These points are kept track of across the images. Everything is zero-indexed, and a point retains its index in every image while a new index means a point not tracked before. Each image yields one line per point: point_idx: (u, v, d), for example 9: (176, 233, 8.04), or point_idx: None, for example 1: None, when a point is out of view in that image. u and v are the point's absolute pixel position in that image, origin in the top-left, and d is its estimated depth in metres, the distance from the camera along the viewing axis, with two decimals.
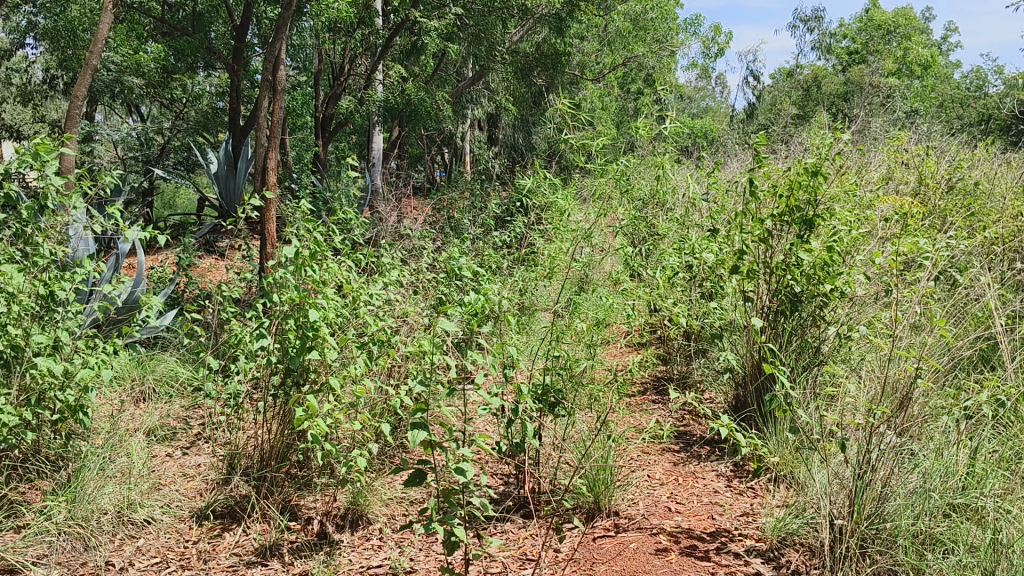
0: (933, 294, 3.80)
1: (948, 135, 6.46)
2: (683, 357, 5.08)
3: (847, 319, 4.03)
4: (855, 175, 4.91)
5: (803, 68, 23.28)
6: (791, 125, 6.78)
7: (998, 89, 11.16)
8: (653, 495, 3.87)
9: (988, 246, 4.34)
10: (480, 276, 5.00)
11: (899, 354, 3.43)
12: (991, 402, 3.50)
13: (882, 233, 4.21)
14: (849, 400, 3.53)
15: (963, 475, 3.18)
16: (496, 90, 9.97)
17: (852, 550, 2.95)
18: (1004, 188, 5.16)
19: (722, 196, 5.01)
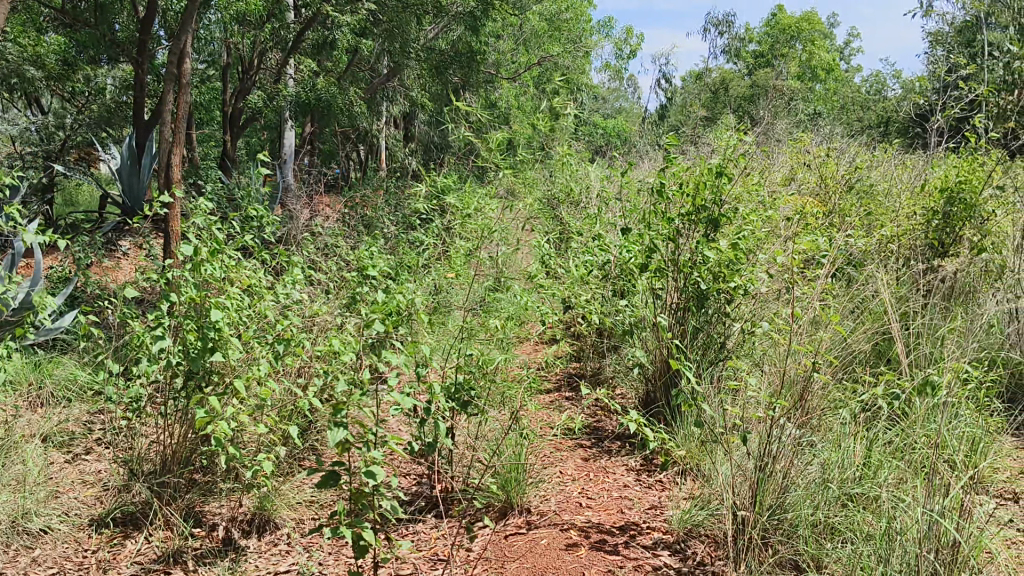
0: (831, 290, 3.91)
1: (849, 137, 6.67)
2: (596, 353, 5.13)
3: (751, 315, 4.12)
4: (760, 176, 5.04)
5: (713, 71, 23.81)
6: (700, 125, 6.91)
7: (896, 93, 11.61)
8: (564, 491, 3.89)
9: (884, 244, 4.49)
10: (391, 275, 4.95)
11: (799, 350, 3.53)
12: (885, 394, 3.62)
13: (785, 232, 4.32)
14: (752, 394, 3.62)
15: (860, 466, 3.28)
16: (411, 87, 9.89)
17: (755, 542, 3.02)
18: (899, 189, 5.37)
19: (633, 195, 5.07)
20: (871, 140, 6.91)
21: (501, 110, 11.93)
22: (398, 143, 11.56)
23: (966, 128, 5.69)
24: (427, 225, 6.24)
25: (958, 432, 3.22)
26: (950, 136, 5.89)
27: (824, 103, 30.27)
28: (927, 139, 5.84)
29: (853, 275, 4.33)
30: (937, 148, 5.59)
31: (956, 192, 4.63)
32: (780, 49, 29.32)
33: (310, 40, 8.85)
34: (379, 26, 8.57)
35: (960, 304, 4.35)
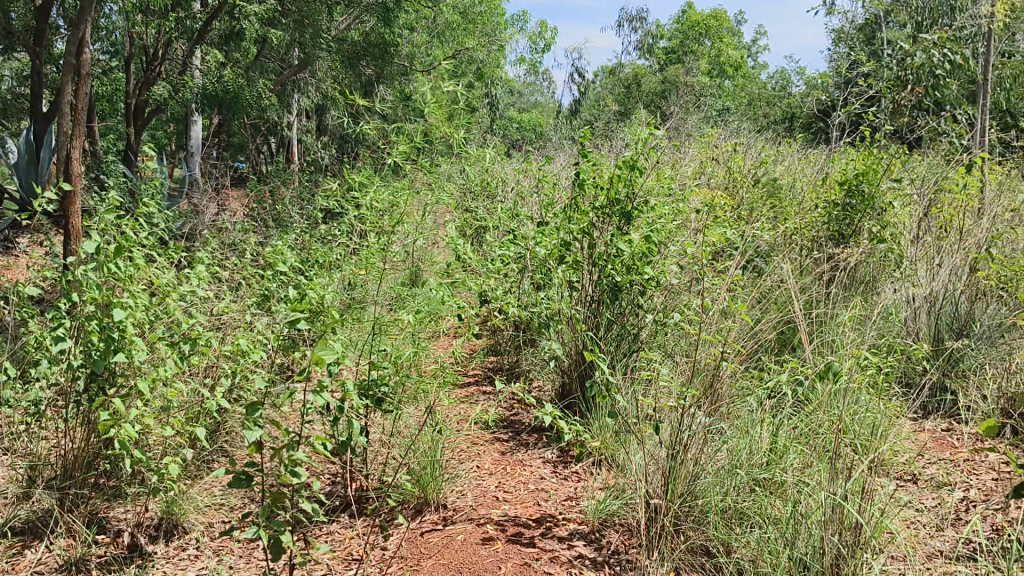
0: (739, 282, 4.00)
1: (755, 132, 6.83)
2: (512, 346, 5.12)
3: (662, 307, 4.17)
4: (671, 170, 5.11)
5: (625, 67, 24.12)
6: (612, 119, 6.98)
7: (799, 90, 11.97)
8: (481, 485, 3.88)
9: (789, 235, 4.61)
10: (304, 270, 4.84)
11: (709, 340, 3.59)
12: (791, 381, 3.72)
13: (695, 224, 4.40)
14: (664, 384, 3.66)
15: (766, 451, 3.37)
16: (323, 79, 9.71)
17: (668, 529, 3.07)
18: (804, 181, 5.52)
19: (547, 188, 5.07)
20: (777, 134, 7.09)
21: (414, 103, 11.83)
22: (311, 137, 11.35)
23: (865, 122, 5.88)
24: (341, 220, 6.13)
25: (858, 417, 3.33)
26: (851, 130, 6.08)
27: (732, 99, 31.04)
28: (829, 133, 6.02)
29: (759, 267, 4.43)
30: (838, 142, 5.76)
31: (855, 185, 4.77)
32: (690, 46, 29.92)
33: (218, 30, 8.60)
34: (289, 16, 8.37)
35: (860, 293, 4.50)
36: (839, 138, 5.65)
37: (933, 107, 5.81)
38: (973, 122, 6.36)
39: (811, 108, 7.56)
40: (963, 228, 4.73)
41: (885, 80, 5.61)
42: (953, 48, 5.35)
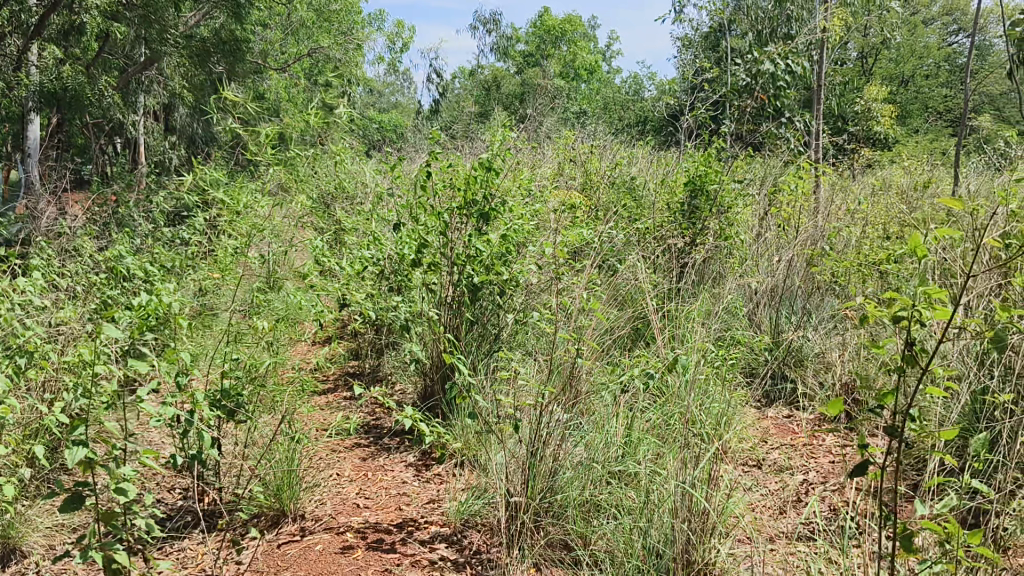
0: (595, 281, 4.08)
1: (609, 134, 7.00)
2: (372, 350, 5.05)
3: (522, 307, 4.21)
4: (529, 170, 5.16)
5: (484, 69, 24.29)
6: (471, 121, 7.00)
7: (651, 93, 12.36)
8: (341, 492, 3.81)
9: (641, 234, 4.74)
10: (151, 276, 4.62)
11: (566, 338, 3.64)
12: (644, 376, 3.82)
13: (552, 224, 4.46)
14: (523, 383, 3.70)
15: (622, 445, 3.45)
16: (171, 76, 9.29)
17: (528, 526, 3.10)
18: (655, 182, 5.69)
19: (405, 190, 5.03)
20: (630, 136, 7.29)
21: (269, 103, 11.49)
22: (159, 136, 10.86)
23: (711, 125, 6.13)
24: (192, 223, 5.89)
25: (706, 409, 3.45)
26: (699, 133, 6.31)
27: (590, 102, 31.81)
28: (679, 135, 6.24)
29: (615, 265, 4.53)
30: (687, 145, 5.96)
31: (700, 186, 4.95)
32: (547, 49, 30.42)
33: (54, 24, 8.12)
34: (134, 10, 7.99)
35: (708, 288, 4.68)
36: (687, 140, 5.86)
37: (773, 111, 6.10)
38: (809, 126, 6.74)
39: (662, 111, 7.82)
40: (800, 226, 5.00)
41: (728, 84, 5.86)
42: (789, 56, 5.63)
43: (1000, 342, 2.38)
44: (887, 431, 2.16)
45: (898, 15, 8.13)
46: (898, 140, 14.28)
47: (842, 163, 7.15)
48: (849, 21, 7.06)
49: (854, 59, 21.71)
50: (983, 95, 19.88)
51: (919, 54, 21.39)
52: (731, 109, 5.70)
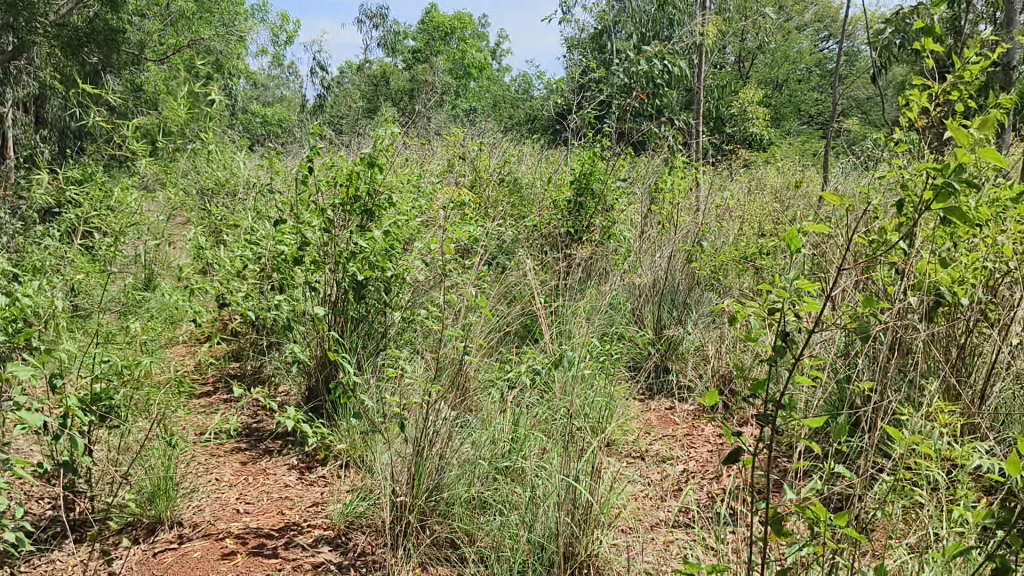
0: (483, 278, 4.05)
1: (497, 131, 7.01)
2: (254, 350, 4.90)
3: (407, 305, 4.15)
4: (415, 167, 5.11)
5: (373, 65, 24.00)
6: (357, 117, 6.89)
7: (539, 93, 12.47)
8: (220, 497, 3.69)
9: (528, 231, 4.75)
10: (15, 275, 4.36)
11: (453, 335, 3.60)
12: (530, 372, 3.83)
13: (437, 221, 4.41)
14: (408, 382, 3.65)
15: (507, 441, 3.45)
16: (38, 65, 8.82)
17: (413, 525, 3.04)
18: (542, 180, 5.73)
19: (287, 187, 4.90)
20: (517, 134, 7.31)
21: (146, 95, 11.04)
22: (27, 128, 10.30)
23: (596, 124, 6.21)
24: (61, 219, 5.60)
25: (591, 404, 3.48)
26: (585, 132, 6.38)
27: (481, 101, 31.90)
28: (565, 134, 6.30)
29: (501, 262, 4.53)
30: (573, 143, 6.02)
31: (585, 184, 5.00)
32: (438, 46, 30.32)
33: None
34: None
35: (593, 284, 4.73)
36: (572, 138, 5.92)
37: (655, 111, 6.23)
38: (690, 127, 6.91)
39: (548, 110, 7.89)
40: (680, 224, 5.12)
41: (611, 84, 5.95)
42: (669, 58, 5.75)
43: (856, 332, 2.48)
44: (758, 420, 2.22)
45: (772, 21, 8.45)
46: (772, 142, 14.89)
47: (721, 163, 7.36)
48: (726, 26, 7.28)
49: (733, 63, 22.44)
50: (851, 99, 20.89)
51: (793, 59, 22.33)
52: (615, 109, 5.78)
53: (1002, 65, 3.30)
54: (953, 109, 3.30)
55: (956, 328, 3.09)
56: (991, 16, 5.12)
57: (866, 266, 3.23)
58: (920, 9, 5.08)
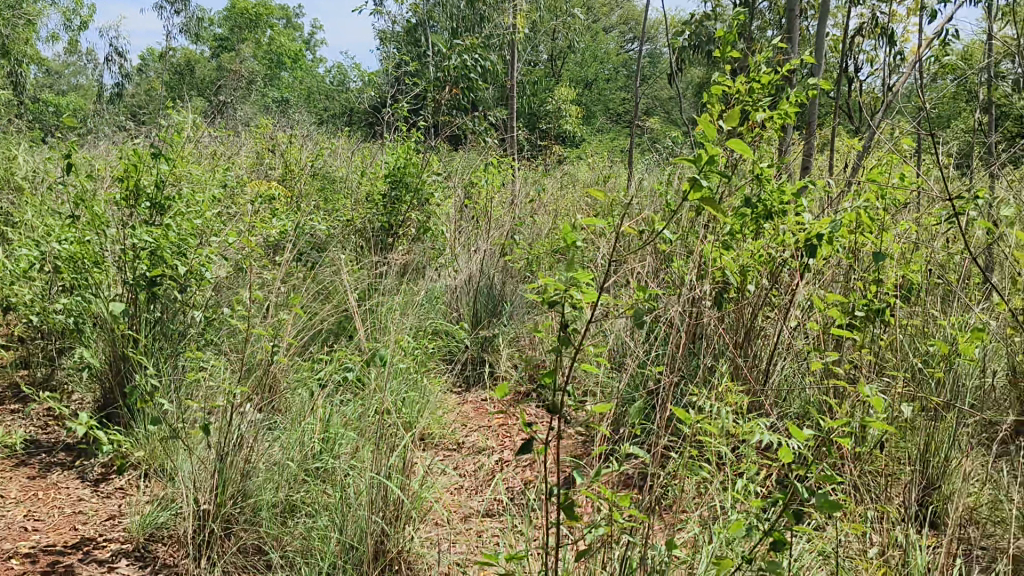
0: (292, 273, 3.88)
1: (311, 123, 6.84)
2: (44, 357, 4.53)
3: (210, 303, 3.93)
4: (219, 160, 4.87)
5: (182, 54, 22.85)
6: (159, 107, 6.51)
7: (354, 85, 12.29)
8: (3, 516, 3.35)
9: (341, 225, 4.64)
10: None
11: (259, 334, 3.41)
12: (341, 370, 3.71)
13: (240, 215, 4.20)
14: (211, 384, 3.45)
15: (319, 440, 3.25)
16: None
17: (217, 534, 2.81)
18: (355, 173, 5.62)
19: (73, 180, 4.54)
20: (330, 127, 7.14)
21: None
22: None
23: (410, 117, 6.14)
24: None
25: (405, 400, 3.39)
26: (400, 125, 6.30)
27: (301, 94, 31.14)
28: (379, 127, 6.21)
29: (312, 257, 4.38)
30: (387, 136, 5.92)
31: (399, 177, 4.96)
32: (254, 37, 29.28)
33: None
34: None
35: (407, 279, 4.68)
36: (385, 132, 5.84)
37: (469, 104, 6.22)
38: (505, 121, 6.96)
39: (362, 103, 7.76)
40: (494, 217, 5.16)
41: (424, 77, 5.91)
42: (481, 53, 5.79)
43: (640, 321, 2.59)
44: (552, 407, 2.25)
45: (581, 20, 8.68)
46: (585, 137, 15.38)
47: (536, 158, 7.48)
48: (537, 24, 7.43)
49: (547, 60, 22.95)
50: (656, 98, 21.91)
51: (603, 59, 23.16)
52: (429, 102, 5.76)
53: (782, 66, 3.52)
54: (741, 107, 3.49)
55: (745, 312, 3.27)
56: (778, 21, 5.43)
57: (665, 256, 3.36)
58: (713, 12, 5.33)
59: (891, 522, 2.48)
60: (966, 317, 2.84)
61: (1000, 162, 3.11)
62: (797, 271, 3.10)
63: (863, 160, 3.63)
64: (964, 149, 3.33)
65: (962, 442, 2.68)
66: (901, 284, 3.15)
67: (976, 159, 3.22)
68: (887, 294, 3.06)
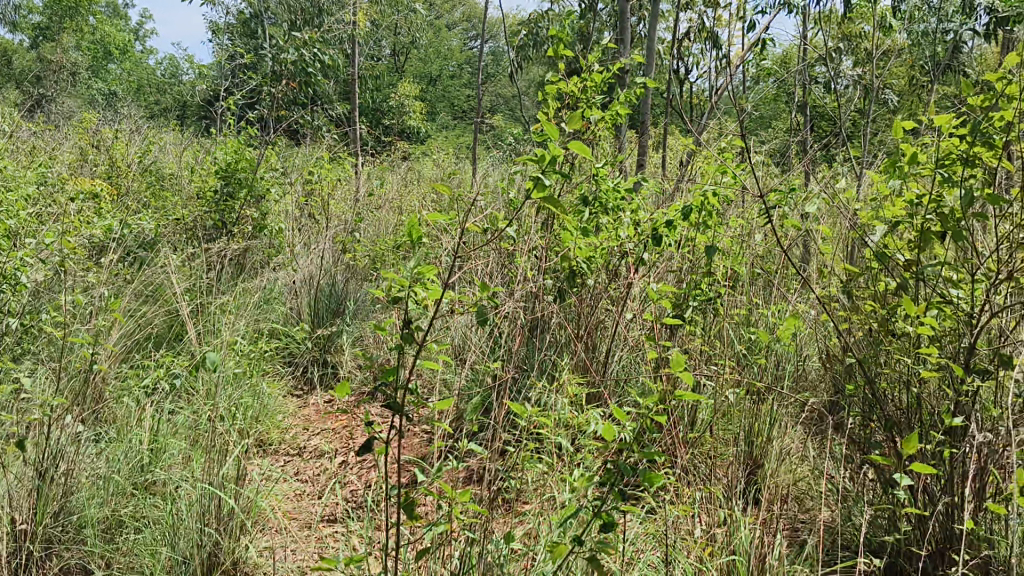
0: (114, 275, 3.63)
1: (138, 117, 6.45)
2: None
3: (23, 309, 3.61)
4: (33, 155, 4.50)
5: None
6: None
7: (183, 77, 11.68)
8: None
9: (173, 224, 4.40)
10: None
11: (76, 341, 3.16)
12: (169, 376, 3.50)
13: (57, 215, 3.89)
14: (23, 397, 3.18)
15: (147, 451, 3.03)
16: None
17: (37, 555, 2.52)
18: (186, 169, 5.34)
19: None
20: (159, 122, 6.77)
21: None
22: None
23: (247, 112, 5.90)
24: None
25: (239, 404, 3.23)
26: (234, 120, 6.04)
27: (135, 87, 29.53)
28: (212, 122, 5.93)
29: (139, 257, 4.13)
30: (220, 131, 5.66)
31: (230, 173, 4.68)
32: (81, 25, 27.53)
33: None
34: None
35: (244, 279, 4.49)
36: (217, 126, 5.59)
37: (308, 99, 6.05)
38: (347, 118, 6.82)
39: (193, 97, 7.41)
40: (334, 214, 5.03)
41: (259, 70, 5.70)
42: (320, 47, 5.63)
43: (476, 317, 2.58)
44: (390, 406, 2.19)
45: (421, 18, 8.62)
46: (431, 134, 15.28)
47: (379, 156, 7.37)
48: (376, 19, 7.32)
49: (393, 56, 22.64)
50: (504, 97, 22.09)
51: None
52: (265, 96, 5.56)
53: (616, 65, 3.59)
54: (577, 103, 3.54)
55: (583, 305, 3.31)
56: (613, 23, 5.56)
57: (503, 252, 3.35)
58: (550, 12, 5.40)
59: (720, 503, 2.56)
60: (785, 305, 2.99)
61: (815, 158, 3.30)
62: (631, 265, 3.17)
63: (693, 157, 3.75)
64: (783, 147, 3.51)
65: (781, 423, 2.82)
66: (728, 275, 3.29)
67: (794, 156, 3.39)
68: (715, 285, 3.19)
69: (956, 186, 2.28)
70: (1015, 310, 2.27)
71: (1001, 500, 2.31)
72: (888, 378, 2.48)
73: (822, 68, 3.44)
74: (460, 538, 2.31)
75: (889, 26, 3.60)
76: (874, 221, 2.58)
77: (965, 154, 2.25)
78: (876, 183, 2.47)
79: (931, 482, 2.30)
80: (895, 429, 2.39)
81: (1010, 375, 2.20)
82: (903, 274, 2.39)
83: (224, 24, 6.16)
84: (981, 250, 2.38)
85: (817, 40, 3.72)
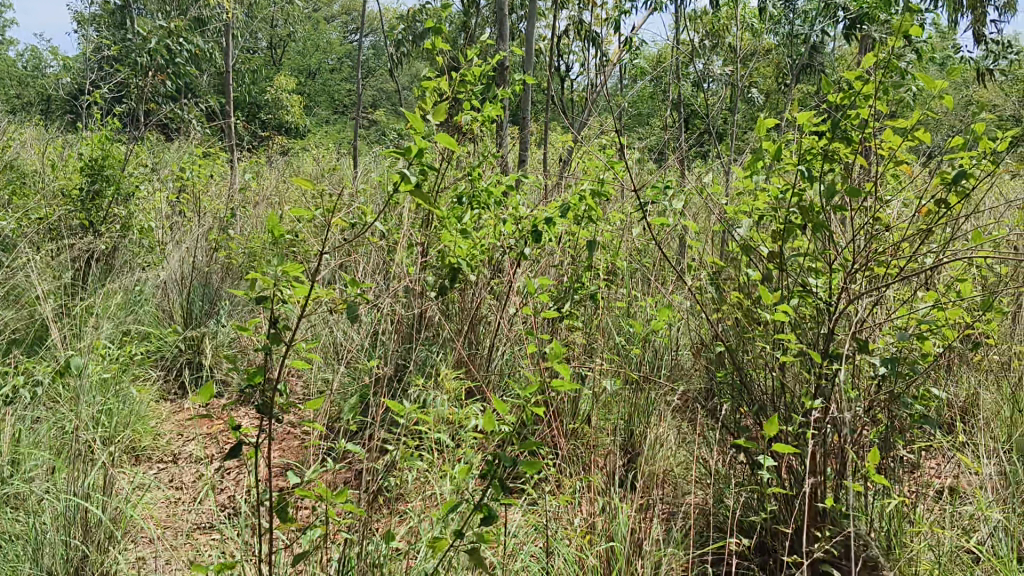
0: None
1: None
2: None
3: None
4: None
5: None
6: None
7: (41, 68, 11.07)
8: None
9: (34, 223, 4.17)
10: None
11: None
12: (31, 384, 3.32)
13: None
14: None
15: (7, 463, 2.86)
16: None
17: None
18: (48, 165, 5.07)
19: None
20: (16, 116, 6.39)
21: None
22: None
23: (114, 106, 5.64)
24: None
25: (106, 411, 3.09)
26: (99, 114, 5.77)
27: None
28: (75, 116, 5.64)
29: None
30: (85, 126, 5.40)
31: (97, 170, 4.47)
32: None
33: None
34: None
35: (113, 281, 4.29)
36: (83, 120, 5.34)
37: (180, 92, 5.83)
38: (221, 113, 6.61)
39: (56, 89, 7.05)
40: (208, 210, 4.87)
41: (126, 62, 5.46)
42: (191, 39, 5.44)
43: (352, 316, 2.54)
44: (262, 408, 2.13)
45: (296, 9, 8.42)
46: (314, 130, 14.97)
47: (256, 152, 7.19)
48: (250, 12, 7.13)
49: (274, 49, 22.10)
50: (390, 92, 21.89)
51: None
52: (133, 89, 5.33)
53: (494, 61, 3.59)
54: (455, 99, 3.53)
55: (465, 301, 3.30)
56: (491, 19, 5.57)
57: (382, 249, 3.31)
58: (429, 7, 5.37)
59: (599, 493, 2.60)
60: (660, 296, 3.07)
61: (687, 154, 3.39)
62: (512, 260, 3.18)
63: (571, 153, 3.80)
64: (658, 143, 3.61)
65: (658, 412, 2.90)
66: (606, 268, 3.35)
67: (667, 153, 3.48)
68: (594, 279, 3.23)
69: (816, 180, 2.38)
70: (870, 297, 2.39)
71: (860, 477, 2.43)
72: (755, 365, 2.57)
73: (694, 66, 3.54)
74: (340, 539, 2.27)
75: (754, 27, 3.74)
76: (741, 215, 2.67)
77: (824, 149, 2.34)
78: (743, 178, 2.55)
79: (796, 464, 2.40)
80: (763, 414, 2.49)
81: (866, 360, 2.32)
82: (768, 265, 2.48)
83: (87, 13, 5.87)
84: (839, 241, 2.50)
85: (688, 40, 3.82)
